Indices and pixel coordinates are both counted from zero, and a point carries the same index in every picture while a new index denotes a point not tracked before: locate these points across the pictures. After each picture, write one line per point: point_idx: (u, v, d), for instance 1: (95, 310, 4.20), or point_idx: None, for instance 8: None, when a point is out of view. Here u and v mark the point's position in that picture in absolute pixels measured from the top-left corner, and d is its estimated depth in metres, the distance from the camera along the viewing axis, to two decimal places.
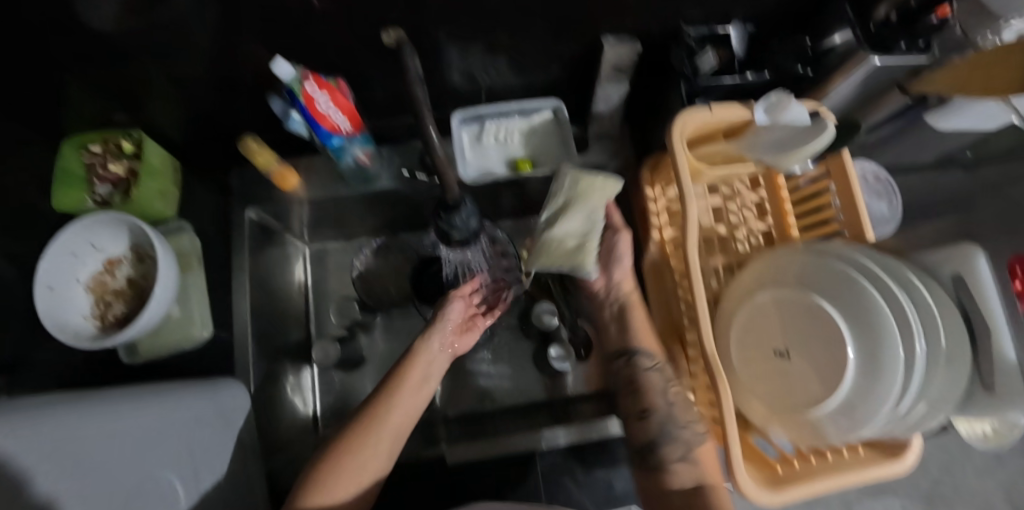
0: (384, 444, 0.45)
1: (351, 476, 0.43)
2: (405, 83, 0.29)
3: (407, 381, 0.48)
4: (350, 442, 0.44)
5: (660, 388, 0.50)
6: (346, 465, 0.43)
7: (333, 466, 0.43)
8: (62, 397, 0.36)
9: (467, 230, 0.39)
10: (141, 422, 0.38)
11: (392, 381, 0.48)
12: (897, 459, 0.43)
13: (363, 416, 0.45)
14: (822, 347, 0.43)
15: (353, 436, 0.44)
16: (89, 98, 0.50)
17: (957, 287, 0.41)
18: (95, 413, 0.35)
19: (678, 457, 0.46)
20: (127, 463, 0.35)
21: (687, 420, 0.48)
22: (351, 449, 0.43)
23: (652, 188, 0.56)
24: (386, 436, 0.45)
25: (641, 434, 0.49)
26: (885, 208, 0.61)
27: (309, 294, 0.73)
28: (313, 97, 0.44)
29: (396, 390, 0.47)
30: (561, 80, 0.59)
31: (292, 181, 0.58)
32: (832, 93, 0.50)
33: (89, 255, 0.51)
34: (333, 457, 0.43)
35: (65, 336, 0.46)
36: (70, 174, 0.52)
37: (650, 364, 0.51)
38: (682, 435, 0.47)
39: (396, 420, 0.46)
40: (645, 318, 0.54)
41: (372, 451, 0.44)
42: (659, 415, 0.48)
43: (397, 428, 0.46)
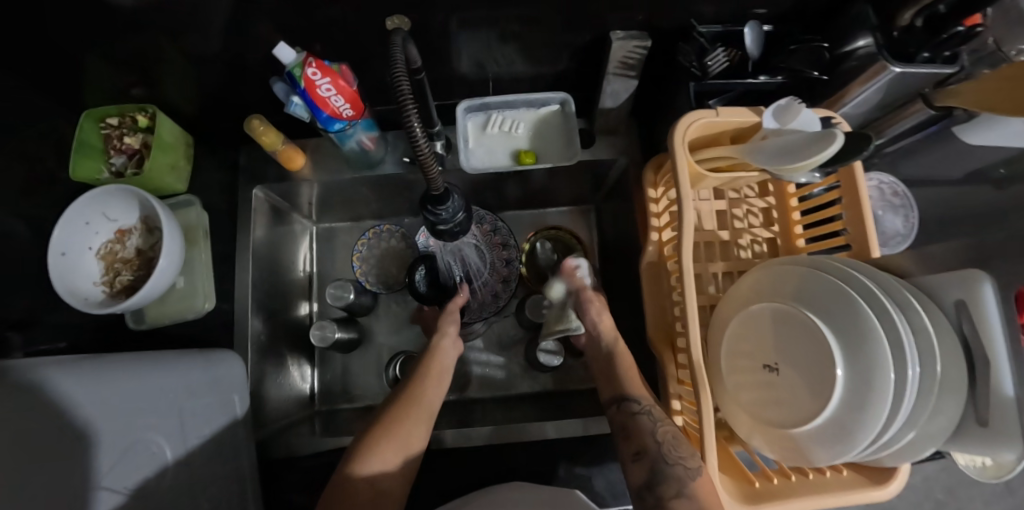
0: (416, 424, 0.48)
1: (400, 442, 0.47)
2: (391, 75, 0.29)
3: (430, 378, 0.53)
4: (389, 427, 0.47)
5: (650, 430, 0.47)
6: (385, 443, 0.46)
7: (372, 444, 0.46)
8: (65, 359, 0.39)
9: (453, 222, 0.39)
10: (135, 387, 0.41)
11: (412, 389, 0.52)
12: (881, 486, 0.42)
13: (400, 403, 0.50)
14: (813, 363, 0.42)
15: (389, 422, 0.48)
16: (105, 72, 0.52)
17: (961, 315, 0.39)
18: (88, 378, 0.37)
19: (675, 494, 0.42)
20: (116, 428, 0.38)
21: (679, 455, 0.44)
22: (391, 430, 0.47)
23: (655, 188, 0.54)
24: (417, 415, 0.49)
25: (639, 474, 0.46)
26: (901, 224, 0.58)
27: (313, 271, 0.75)
28: (315, 82, 0.45)
29: (425, 377, 0.53)
30: (571, 72, 0.58)
31: (299, 161, 0.59)
32: (850, 98, 0.48)
33: (103, 225, 0.53)
34: (378, 438, 0.47)
35: (74, 300, 0.49)
36: (89, 145, 0.54)
37: (638, 408, 0.50)
38: (673, 472, 0.43)
39: (423, 409, 0.50)
40: (632, 358, 0.56)
41: (398, 440, 0.47)
42: (650, 455, 0.45)
43: (422, 413, 0.50)
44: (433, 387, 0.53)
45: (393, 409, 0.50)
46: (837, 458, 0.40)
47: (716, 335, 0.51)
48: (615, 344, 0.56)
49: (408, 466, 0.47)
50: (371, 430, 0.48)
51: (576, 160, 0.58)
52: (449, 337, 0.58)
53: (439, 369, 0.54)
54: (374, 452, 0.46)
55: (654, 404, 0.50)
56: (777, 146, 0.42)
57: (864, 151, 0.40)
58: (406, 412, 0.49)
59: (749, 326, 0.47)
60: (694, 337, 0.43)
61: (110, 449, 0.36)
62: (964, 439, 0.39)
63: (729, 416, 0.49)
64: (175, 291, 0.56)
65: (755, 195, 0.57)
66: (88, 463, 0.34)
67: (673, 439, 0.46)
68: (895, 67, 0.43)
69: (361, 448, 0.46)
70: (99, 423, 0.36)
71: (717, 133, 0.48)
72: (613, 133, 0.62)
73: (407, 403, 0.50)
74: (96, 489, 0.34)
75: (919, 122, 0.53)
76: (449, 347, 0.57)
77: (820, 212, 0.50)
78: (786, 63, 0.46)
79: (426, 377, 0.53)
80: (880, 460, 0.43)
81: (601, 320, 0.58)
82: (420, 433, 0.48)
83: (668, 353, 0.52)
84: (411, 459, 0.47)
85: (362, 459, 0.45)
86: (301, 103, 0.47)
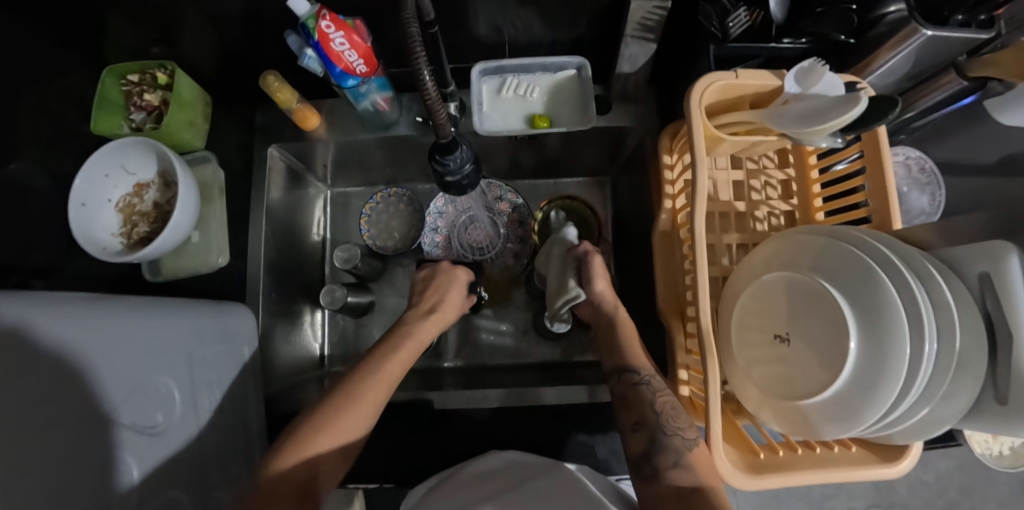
0: (354, 421, 0.44)
1: (349, 420, 0.44)
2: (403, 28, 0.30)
3: (376, 378, 0.47)
4: (319, 423, 0.43)
5: (649, 400, 0.48)
6: (319, 439, 0.43)
7: (304, 441, 0.42)
8: (87, 299, 0.41)
9: (461, 173, 0.39)
10: (140, 330, 0.43)
11: (355, 382, 0.46)
12: (892, 464, 0.41)
13: (339, 392, 0.46)
14: (825, 337, 0.41)
15: (343, 396, 0.45)
16: (124, 27, 0.52)
17: (984, 288, 0.36)
18: (100, 316, 0.40)
19: (673, 463, 0.44)
20: (121, 372, 0.39)
21: (677, 426, 0.45)
22: (324, 427, 0.43)
23: (669, 155, 0.53)
24: (359, 410, 0.45)
25: (637, 444, 0.46)
26: (926, 202, 0.56)
27: (327, 233, 0.76)
28: (328, 35, 0.44)
29: (389, 354, 0.49)
30: (589, 37, 0.57)
31: (313, 121, 0.59)
32: (877, 65, 0.46)
33: (121, 177, 0.54)
34: (306, 434, 0.43)
35: (95, 250, 0.51)
36: (108, 100, 0.55)
37: (639, 378, 0.50)
38: (671, 442, 0.44)
39: (375, 392, 0.46)
40: (633, 323, 0.56)
41: (333, 436, 0.43)
42: (649, 425, 0.46)
43: (364, 411, 0.45)
44: (378, 390, 0.46)
45: (331, 397, 0.45)
46: (845, 434, 0.39)
47: (728, 306, 0.50)
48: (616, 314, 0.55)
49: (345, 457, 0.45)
50: (304, 421, 0.44)
51: (591, 126, 0.57)
52: (421, 334, 0.53)
53: (394, 368, 0.49)
54: (304, 450, 0.42)
55: (654, 373, 0.50)
56: (803, 109, 0.40)
57: (888, 115, 0.38)
58: (345, 405, 0.45)
59: (762, 297, 0.46)
60: (704, 305, 0.42)
61: (116, 386, 0.39)
62: (982, 416, 0.37)
63: (738, 388, 0.48)
64: (191, 245, 0.57)
65: (774, 167, 0.55)
66: (100, 394, 0.37)
67: (672, 409, 0.46)
68: (928, 31, 0.40)
69: (289, 443, 0.43)
70: (101, 365, 0.38)
71: (737, 97, 0.46)
72: (630, 101, 0.60)
73: (346, 392, 0.45)
74: (106, 423, 0.37)
75: (950, 95, 0.51)
76: (415, 346, 0.52)
77: (841, 183, 0.49)
78: (813, 27, 0.45)
79: (375, 374, 0.47)
80: (890, 437, 0.42)
81: (603, 287, 0.56)
82: (356, 429, 0.45)
83: (678, 322, 0.51)
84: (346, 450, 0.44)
85: (289, 455, 0.42)
86: (315, 56, 0.48)
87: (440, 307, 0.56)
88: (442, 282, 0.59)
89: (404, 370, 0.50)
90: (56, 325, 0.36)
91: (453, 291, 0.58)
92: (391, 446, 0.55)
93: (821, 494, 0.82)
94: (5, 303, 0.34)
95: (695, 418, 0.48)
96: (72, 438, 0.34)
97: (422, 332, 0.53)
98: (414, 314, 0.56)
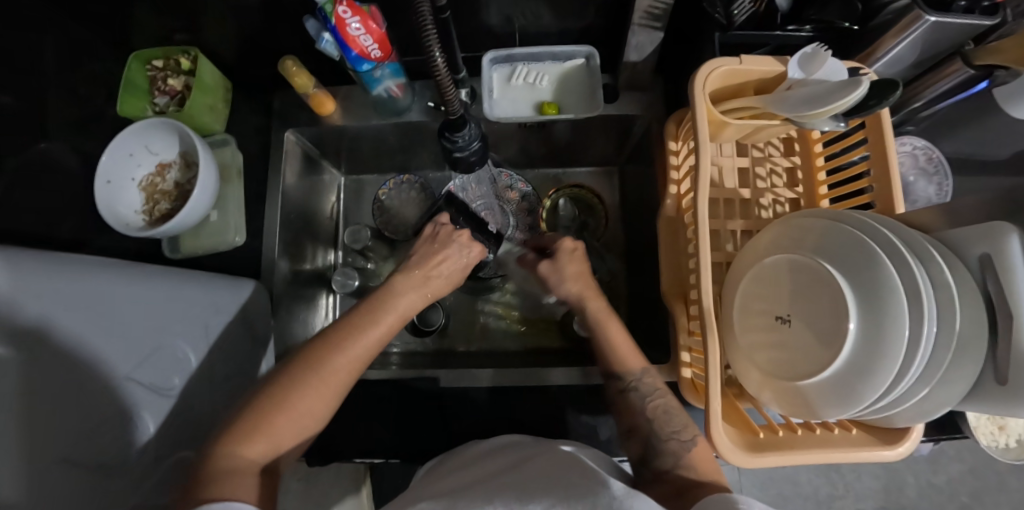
0: (319, 399, 0.41)
1: (320, 393, 0.41)
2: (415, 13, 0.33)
3: (342, 352, 0.42)
4: (278, 399, 0.39)
5: (641, 406, 0.48)
6: (277, 417, 0.39)
7: (262, 420, 0.38)
8: (114, 265, 0.46)
9: (468, 149, 0.47)
10: (155, 298, 0.47)
11: (318, 355, 0.42)
12: (892, 446, 0.41)
13: (302, 364, 0.41)
14: (826, 318, 0.40)
15: (311, 366, 0.41)
16: (152, 14, 0.55)
17: (985, 269, 0.36)
18: (123, 287, 0.44)
19: (674, 465, 0.42)
20: (136, 337, 0.44)
21: (671, 431, 0.45)
22: (283, 403, 0.39)
23: (675, 141, 0.54)
24: (322, 385, 0.41)
25: (634, 449, 0.47)
26: (932, 191, 0.57)
27: (340, 218, 0.78)
28: (345, 20, 0.46)
29: (372, 319, 0.46)
30: (597, 27, 0.58)
31: (329, 107, 0.62)
32: (882, 52, 0.47)
33: (145, 157, 0.57)
34: (264, 411, 0.39)
35: (119, 226, 0.53)
36: (134, 85, 0.58)
37: (627, 385, 0.49)
38: (667, 448, 0.44)
39: (342, 365, 0.42)
40: (614, 323, 0.53)
41: (292, 414, 0.39)
42: (642, 433, 0.46)
43: (330, 387, 0.41)
44: (347, 368, 0.42)
45: (293, 369, 0.41)
46: (843, 414, 0.39)
47: (731, 291, 0.50)
48: (595, 317, 0.53)
49: (307, 432, 0.41)
50: (261, 396, 0.40)
51: (598, 113, 0.58)
52: (404, 309, 0.49)
53: (372, 344, 0.45)
54: (261, 430, 0.38)
55: (644, 375, 0.49)
56: (805, 94, 0.41)
57: (890, 98, 0.39)
58: (307, 380, 0.40)
59: (767, 281, 0.46)
60: (705, 285, 0.42)
61: (129, 346, 0.43)
62: (984, 398, 0.37)
63: (739, 372, 0.48)
64: (209, 225, 0.60)
65: (779, 155, 0.56)
66: (112, 361, 0.42)
67: (665, 413, 0.47)
68: (930, 17, 0.41)
69: (243, 424, 0.38)
70: (114, 327, 0.42)
71: (742, 82, 0.47)
72: (638, 90, 0.62)
73: (310, 365, 0.41)
74: (117, 380, 0.42)
75: (955, 85, 0.51)
76: (395, 321, 0.48)
77: (846, 170, 0.49)
78: (818, 14, 0.45)
79: (347, 347, 0.43)
80: (891, 420, 0.42)
81: (572, 288, 0.56)
82: (319, 408, 0.41)
83: (681, 306, 0.51)
84: (314, 426, 0.41)
85: (243, 438, 0.37)
86: (331, 40, 0.50)
87: (433, 283, 0.53)
88: (447, 254, 0.56)
89: (382, 346, 0.46)
90: (74, 292, 0.40)
91: (453, 264, 0.56)
92: (398, 423, 0.57)
93: (829, 494, 0.82)
94: (40, 266, 0.39)
95: (696, 400, 0.48)
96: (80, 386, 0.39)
97: (407, 306, 0.49)
98: (404, 281, 0.51)
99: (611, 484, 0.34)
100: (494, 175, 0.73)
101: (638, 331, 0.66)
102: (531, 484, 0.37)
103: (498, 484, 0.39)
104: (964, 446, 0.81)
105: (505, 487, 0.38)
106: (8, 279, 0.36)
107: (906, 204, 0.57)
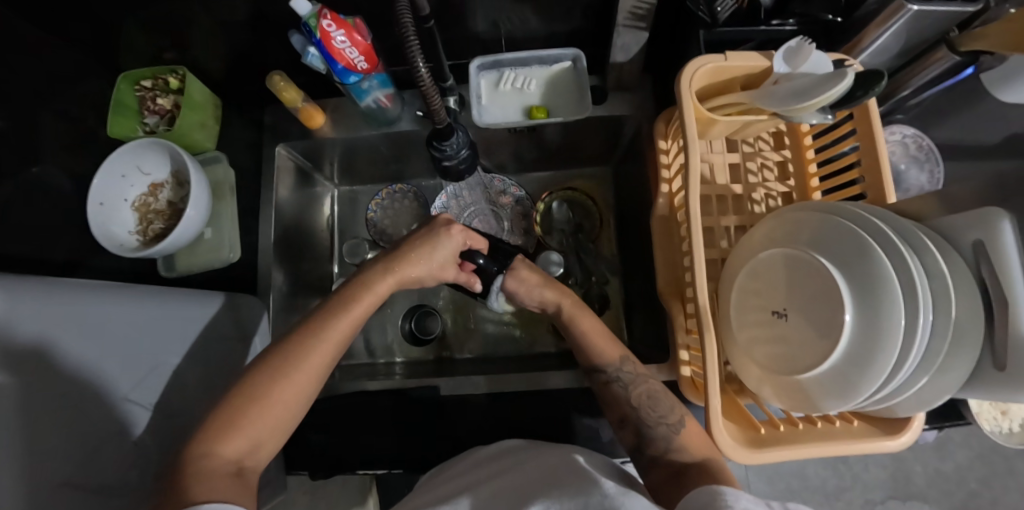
0: (291, 389, 0.40)
1: (296, 385, 0.41)
2: (397, 21, 0.33)
3: (317, 345, 0.42)
4: (251, 395, 0.39)
5: (625, 397, 0.48)
6: (251, 412, 0.39)
7: (234, 417, 0.38)
8: (110, 285, 0.46)
9: (458, 157, 0.48)
10: (151, 316, 0.47)
11: (295, 352, 0.41)
12: (893, 437, 0.41)
13: (277, 360, 0.41)
14: (823, 310, 0.40)
15: (286, 358, 0.41)
16: (142, 35, 0.56)
17: (979, 256, 0.36)
18: (123, 308, 0.45)
19: (665, 451, 0.44)
20: (133, 355, 0.44)
21: (659, 416, 0.46)
22: (257, 399, 0.39)
23: (665, 140, 0.54)
24: (297, 378, 0.41)
25: (627, 438, 0.47)
26: (924, 178, 0.57)
27: (334, 228, 0.77)
28: (330, 34, 0.47)
29: (347, 306, 0.45)
30: (583, 29, 0.59)
31: (319, 120, 0.62)
32: (867, 43, 0.47)
33: (137, 178, 0.58)
34: (238, 411, 0.38)
35: (114, 248, 0.53)
36: (124, 106, 0.58)
37: (610, 376, 0.49)
38: (656, 433, 0.45)
39: (322, 357, 0.43)
40: (588, 317, 0.53)
41: (265, 408, 0.39)
42: (633, 420, 0.47)
43: (305, 380, 0.41)
44: (322, 357, 0.42)
45: (268, 364, 0.41)
46: (844, 407, 0.38)
47: (726, 287, 0.50)
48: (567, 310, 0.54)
49: (281, 429, 0.41)
50: (235, 390, 0.40)
51: (587, 115, 0.58)
52: (379, 288, 0.48)
53: (347, 325, 0.44)
54: (235, 426, 0.38)
55: (622, 365, 0.50)
56: (791, 87, 0.41)
57: (876, 88, 0.39)
58: (281, 372, 0.40)
59: (761, 275, 0.46)
60: (700, 281, 0.42)
61: (127, 369, 0.43)
62: (983, 386, 0.37)
63: (739, 367, 0.48)
64: (205, 242, 0.60)
65: (769, 149, 0.56)
66: (111, 382, 0.42)
67: (649, 399, 0.47)
68: (913, 5, 0.41)
69: (218, 422, 0.38)
70: (110, 351, 0.42)
71: (728, 79, 0.47)
72: (626, 90, 0.62)
73: (286, 358, 0.41)
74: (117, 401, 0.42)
75: (941, 73, 0.52)
76: (370, 300, 0.47)
77: (837, 161, 0.49)
78: (801, 8, 0.46)
79: (322, 336, 0.43)
80: (892, 410, 0.41)
81: (540, 289, 0.55)
82: (293, 399, 0.41)
83: (678, 304, 0.51)
84: (289, 421, 0.41)
85: (219, 435, 0.37)
86: (318, 54, 0.50)
87: (403, 262, 0.50)
88: (425, 235, 0.52)
89: (357, 326, 0.46)
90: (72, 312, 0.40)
91: (433, 248, 0.51)
92: (399, 432, 0.57)
93: (837, 486, 0.81)
94: (40, 287, 0.39)
95: (695, 398, 0.48)
96: (78, 411, 0.39)
97: (381, 286, 0.48)
98: (376, 263, 0.50)
99: (604, 482, 0.34)
100: (486, 181, 0.73)
101: (637, 332, 0.66)
102: (526, 487, 0.37)
103: (495, 488, 0.39)
104: (970, 433, 0.81)
105: (506, 494, 0.38)
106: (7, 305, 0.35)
107: (899, 193, 0.57)
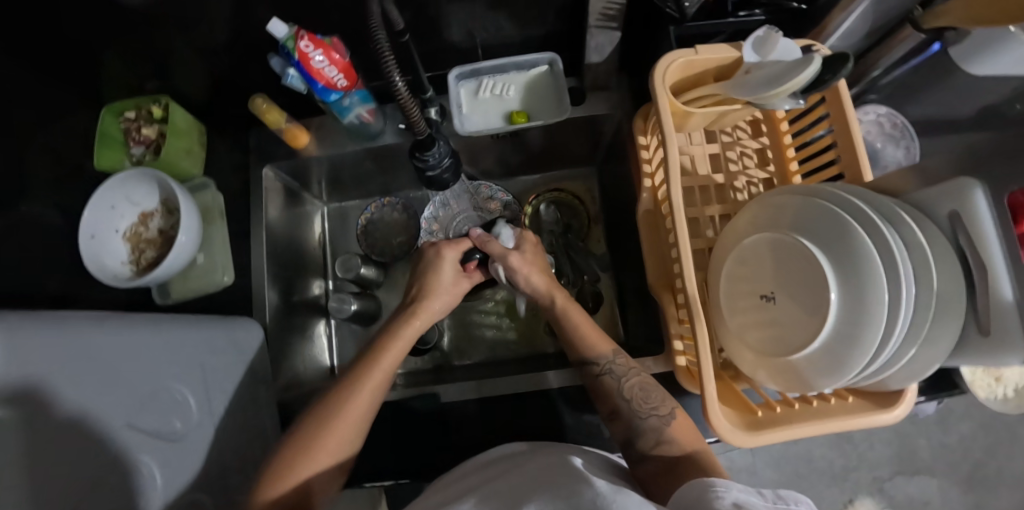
0: (338, 439, 0.44)
1: (340, 437, 0.44)
2: (371, 39, 0.34)
3: (353, 396, 0.45)
4: (301, 447, 0.43)
5: (617, 388, 0.48)
6: (300, 461, 0.42)
7: (287, 467, 0.42)
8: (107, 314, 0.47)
9: (440, 165, 0.48)
10: (150, 344, 0.48)
11: (333, 405, 0.45)
12: (887, 409, 0.42)
13: (322, 406, 0.45)
14: (809, 291, 0.41)
15: (324, 413, 0.44)
16: (124, 67, 0.57)
17: (954, 226, 0.37)
18: (121, 337, 0.45)
19: (655, 443, 0.45)
20: (134, 381, 0.45)
21: (651, 407, 0.46)
22: (305, 450, 0.43)
23: (644, 136, 0.55)
24: (340, 427, 0.44)
25: (619, 431, 0.48)
26: (901, 155, 0.58)
27: (326, 245, 0.78)
28: (308, 54, 0.48)
29: (376, 358, 0.47)
30: (558, 33, 0.60)
31: (303, 139, 0.63)
32: (834, 26, 0.49)
33: (127, 208, 0.58)
34: (288, 460, 0.43)
35: (108, 278, 0.54)
36: (108, 137, 0.59)
37: (601, 368, 0.50)
38: (647, 425, 0.46)
39: (357, 413, 0.45)
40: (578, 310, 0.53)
41: (315, 456, 0.43)
42: (624, 414, 0.47)
43: (345, 428, 0.44)
44: (359, 406, 0.45)
45: (311, 420, 0.45)
46: (837, 384, 0.39)
47: (714, 274, 0.50)
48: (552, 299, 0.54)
49: (333, 475, 0.44)
50: (285, 446, 0.44)
51: (566, 117, 0.59)
52: (407, 333, 0.50)
53: (380, 375, 0.47)
54: (285, 477, 0.42)
55: (615, 357, 0.50)
56: (762, 75, 0.42)
57: (842, 72, 0.40)
58: (325, 424, 0.44)
59: (746, 261, 0.46)
60: (688, 272, 0.43)
61: (129, 397, 0.44)
62: (970, 351, 0.37)
63: (733, 353, 0.48)
64: (197, 267, 0.61)
65: (748, 137, 0.57)
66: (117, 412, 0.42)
67: (642, 391, 0.48)
68: None
69: (274, 470, 0.43)
70: (110, 380, 0.43)
71: (700, 72, 0.48)
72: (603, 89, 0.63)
73: (324, 411, 0.44)
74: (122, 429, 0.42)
75: (909, 51, 0.53)
76: (399, 347, 0.49)
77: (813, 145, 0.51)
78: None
79: (357, 385, 0.45)
80: (885, 383, 0.42)
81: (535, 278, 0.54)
82: (338, 446, 0.44)
83: (668, 295, 0.52)
84: (341, 462, 0.45)
85: (273, 482, 0.42)
86: (297, 75, 0.51)
87: (422, 304, 0.53)
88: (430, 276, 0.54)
89: (392, 373, 0.48)
90: (72, 343, 0.41)
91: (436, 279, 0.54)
92: (403, 442, 0.57)
93: (844, 467, 0.82)
94: (39, 320, 0.40)
95: (691, 386, 0.48)
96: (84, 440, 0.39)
97: (406, 330, 0.50)
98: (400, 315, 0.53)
99: (596, 482, 0.34)
100: (472, 189, 0.73)
101: (633, 327, 0.66)
102: (522, 488, 0.38)
103: (498, 485, 0.40)
104: (970, 403, 0.82)
105: (509, 493, 0.39)
106: (7, 344, 0.35)
107: (877, 171, 0.58)
